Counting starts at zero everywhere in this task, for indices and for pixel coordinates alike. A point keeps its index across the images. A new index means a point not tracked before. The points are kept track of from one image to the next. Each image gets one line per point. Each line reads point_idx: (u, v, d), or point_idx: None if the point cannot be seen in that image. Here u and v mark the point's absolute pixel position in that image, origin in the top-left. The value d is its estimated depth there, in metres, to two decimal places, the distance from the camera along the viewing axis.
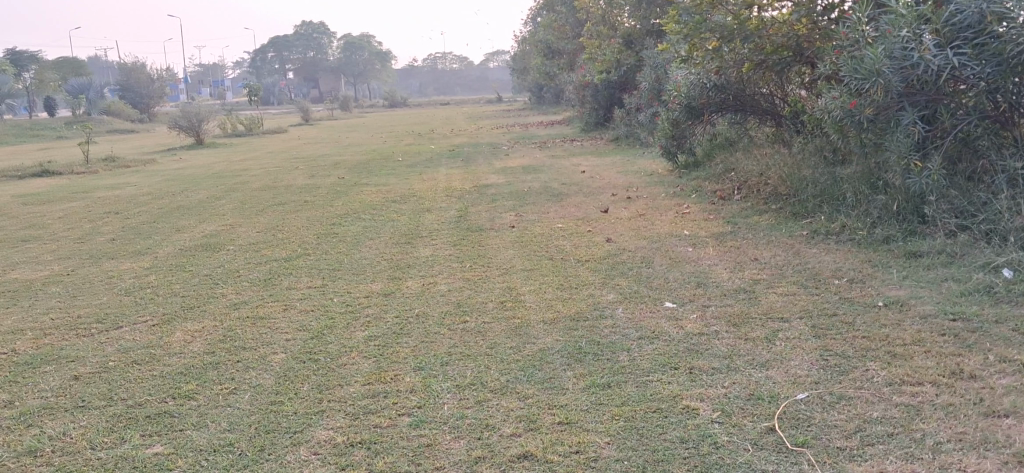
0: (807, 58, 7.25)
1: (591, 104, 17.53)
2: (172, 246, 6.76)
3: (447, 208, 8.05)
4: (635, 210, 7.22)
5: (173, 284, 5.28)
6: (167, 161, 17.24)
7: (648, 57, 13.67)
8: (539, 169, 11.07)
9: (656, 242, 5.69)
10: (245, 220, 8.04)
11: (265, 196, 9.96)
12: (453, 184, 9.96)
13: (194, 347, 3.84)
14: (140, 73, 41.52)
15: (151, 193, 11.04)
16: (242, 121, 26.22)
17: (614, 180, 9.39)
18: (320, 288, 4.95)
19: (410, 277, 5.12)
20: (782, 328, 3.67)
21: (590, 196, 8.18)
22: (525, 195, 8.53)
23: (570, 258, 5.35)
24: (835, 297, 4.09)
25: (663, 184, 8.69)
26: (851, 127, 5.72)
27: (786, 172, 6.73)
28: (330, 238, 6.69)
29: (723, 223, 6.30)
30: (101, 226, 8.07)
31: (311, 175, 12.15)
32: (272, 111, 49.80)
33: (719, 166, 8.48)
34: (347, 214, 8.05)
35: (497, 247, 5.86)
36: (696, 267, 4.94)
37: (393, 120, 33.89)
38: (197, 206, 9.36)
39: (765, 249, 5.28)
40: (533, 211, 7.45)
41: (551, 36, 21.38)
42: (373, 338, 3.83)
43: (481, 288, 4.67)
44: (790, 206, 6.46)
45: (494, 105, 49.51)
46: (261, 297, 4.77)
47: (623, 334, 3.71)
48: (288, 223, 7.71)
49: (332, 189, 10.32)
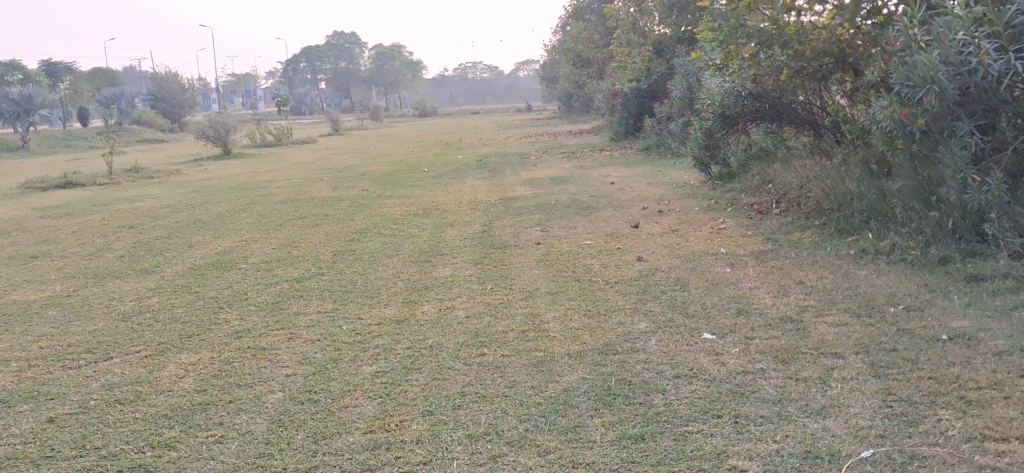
0: (851, 64, 6.80)
1: (621, 113, 17.10)
2: (181, 264, 6.47)
3: (470, 222, 7.70)
4: (667, 225, 6.82)
5: (174, 308, 4.97)
6: (192, 172, 17.09)
7: (680, 65, 13.24)
8: (567, 181, 10.69)
9: (692, 262, 5.30)
10: (261, 235, 7.75)
11: (285, 209, 9.68)
12: (478, 196, 9.61)
13: (185, 385, 3.53)
14: (170, 83, 41.69)
15: (171, 206, 10.80)
16: (270, 131, 26.10)
17: (645, 192, 8.99)
18: (329, 313, 4.60)
19: (426, 301, 4.75)
20: (836, 366, 3.27)
21: (620, 209, 7.80)
22: (552, 209, 8.16)
23: (598, 279, 4.98)
24: (893, 329, 3.67)
25: (696, 197, 8.28)
26: (901, 138, 5.27)
27: (829, 185, 6.29)
28: (346, 257, 6.36)
29: (763, 240, 5.89)
30: (113, 242, 7.82)
31: (334, 187, 11.87)
32: (302, 121, 49.83)
33: (755, 178, 8.06)
34: (365, 229, 7.72)
35: (520, 267, 5.49)
36: (735, 291, 4.53)
37: (422, 129, 33.66)
38: (215, 220, 9.09)
39: (809, 270, 4.87)
40: (560, 226, 7.08)
41: (580, 44, 21.01)
42: (380, 375, 3.48)
43: (502, 315, 4.30)
44: (835, 221, 6.04)
45: (524, 114, 49.13)
46: (266, 324, 4.44)
47: (657, 372, 3.33)
48: (305, 238, 7.40)
49: (354, 202, 10.01)
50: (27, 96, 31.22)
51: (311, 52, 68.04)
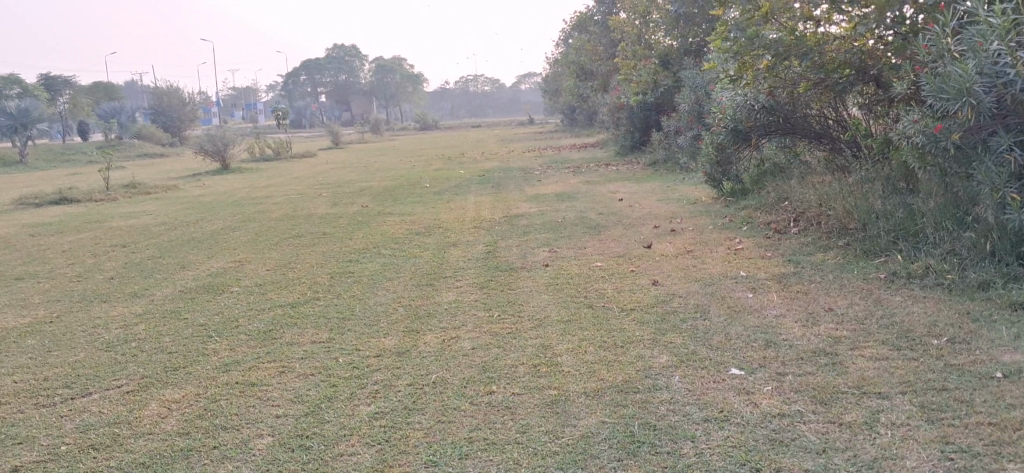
0: (872, 76, 6.53)
1: (626, 127, 16.82)
2: (172, 287, 6.16)
3: (474, 242, 7.40)
4: (681, 245, 6.52)
5: (161, 336, 4.67)
6: (189, 187, 16.81)
7: (687, 78, 12.97)
8: (573, 197, 10.40)
9: (711, 286, 5.00)
10: (257, 255, 7.45)
11: (282, 227, 9.37)
12: (482, 213, 9.32)
13: (166, 427, 3.22)
14: (171, 97, 41.49)
15: (166, 223, 10.52)
16: (270, 145, 25.86)
17: (655, 209, 8.70)
18: (325, 344, 4.30)
19: (428, 330, 4.45)
20: (882, 408, 2.97)
21: (631, 228, 7.50)
22: (559, 227, 7.86)
23: (613, 306, 4.67)
24: (940, 364, 3.37)
25: (709, 215, 7.99)
26: (932, 154, 4.99)
27: (852, 204, 6.01)
28: (345, 279, 6.06)
29: (784, 262, 5.60)
30: (102, 263, 7.51)
31: (333, 203, 11.58)
32: (303, 134, 49.65)
33: (771, 195, 7.76)
34: (365, 249, 7.42)
35: (528, 292, 5.19)
36: (761, 318, 4.24)
37: (423, 143, 33.42)
38: (210, 239, 8.79)
39: (838, 296, 4.57)
40: (568, 246, 6.78)
41: (584, 57, 20.77)
42: (379, 417, 3.18)
43: (510, 347, 4.00)
44: (859, 242, 5.74)
45: (526, 126, 48.93)
46: (256, 356, 4.13)
47: (685, 414, 3.03)
48: (302, 259, 7.10)
49: (354, 219, 9.72)
50: (27, 110, 31.02)
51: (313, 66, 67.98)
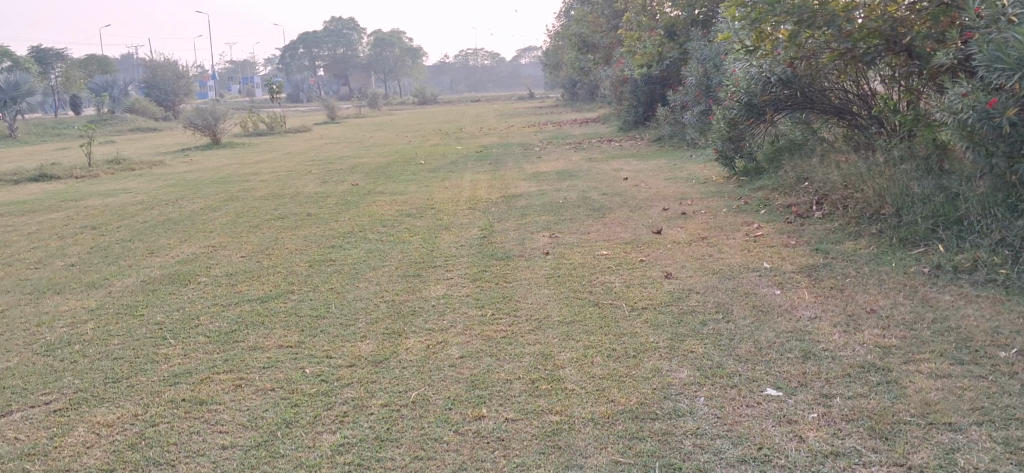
0: (905, 46, 5.93)
1: (630, 101, 16.20)
2: (136, 276, 5.61)
3: (469, 225, 6.83)
4: (694, 230, 5.96)
5: (108, 338, 4.11)
6: (177, 162, 16.24)
7: (695, 49, 12.35)
8: (575, 175, 9.82)
9: (732, 281, 4.44)
10: (234, 239, 6.90)
11: (266, 207, 8.81)
12: (478, 193, 8.75)
13: (87, 461, 2.69)
14: (165, 70, 40.74)
15: (145, 201, 9.96)
16: (264, 119, 25.23)
17: (662, 189, 8.14)
18: (292, 350, 3.75)
19: (412, 333, 3.90)
20: (958, 446, 2.43)
21: (638, 210, 6.93)
22: (560, 209, 7.30)
23: (623, 304, 4.12)
24: (1015, 385, 2.83)
25: (721, 196, 7.42)
26: (982, 132, 4.41)
27: (885, 186, 5.44)
28: (324, 268, 5.50)
29: (810, 252, 5.04)
30: (67, 247, 6.95)
31: (323, 181, 11.01)
32: (301, 108, 48.95)
33: (788, 174, 7.19)
34: (350, 232, 6.86)
35: (526, 285, 4.64)
36: (792, 321, 3.69)
37: (423, 117, 32.79)
38: (187, 220, 8.23)
39: (878, 294, 4.01)
40: (570, 231, 6.22)
41: (585, 29, 20.11)
42: (344, 450, 2.64)
43: (505, 356, 3.44)
44: (893, 229, 5.19)
45: (527, 101, 48.21)
46: (211, 365, 3.58)
47: (715, 451, 2.49)
48: (282, 244, 6.54)
49: (343, 199, 9.16)
50: (17, 83, 30.41)
51: (310, 39, 67.14)
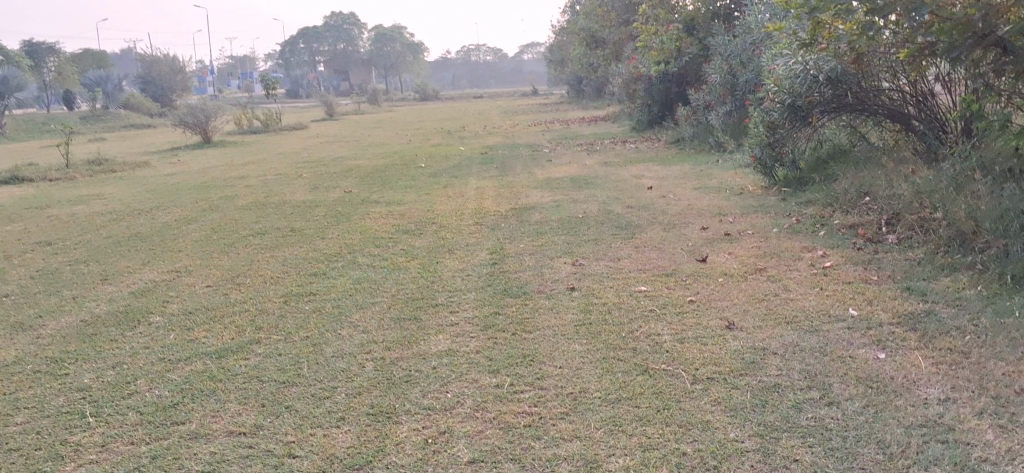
0: (999, 38, 4.97)
1: (644, 100, 15.24)
2: (75, 313, 4.66)
3: (475, 246, 5.87)
4: (745, 258, 5.01)
5: (9, 413, 3.15)
6: (162, 163, 15.31)
7: (719, 44, 11.37)
8: (592, 183, 8.86)
9: (817, 336, 3.49)
10: (202, 262, 5.95)
11: (246, 220, 7.85)
12: (486, 205, 7.79)
13: None
14: (161, 65, 39.81)
15: (116, 211, 9.00)
16: (259, 116, 24.25)
17: (694, 202, 7.19)
18: (245, 442, 2.80)
19: (407, 414, 2.95)
20: None
21: (673, 230, 5.98)
22: (580, 226, 6.34)
23: (679, 371, 3.18)
24: None
25: (766, 212, 6.47)
26: None
27: (984, 209, 4.49)
28: (302, 306, 4.54)
29: (900, 292, 4.09)
30: (10, 270, 5.99)
31: (314, 187, 10.06)
32: (299, 104, 47.99)
33: (845, 188, 6.24)
34: (337, 254, 5.90)
35: (552, 338, 3.69)
36: (920, 409, 2.74)
37: (426, 114, 31.80)
38: (157, 235, 7.28)
39: (1018, 362, 3.07)
40: (595, 258, 5.26)
41: (594, 23, 19.12)
42: None
43: (533, 463, 2.51)
44: (998, 262, 4.24)
45: (530, 97, 47.19)
46: (133, 467, 2.65)
47: None
48: (258, 268, 5.59)
49: (333, 209, 8.21)
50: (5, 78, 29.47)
51: (310, 34, 66.12)
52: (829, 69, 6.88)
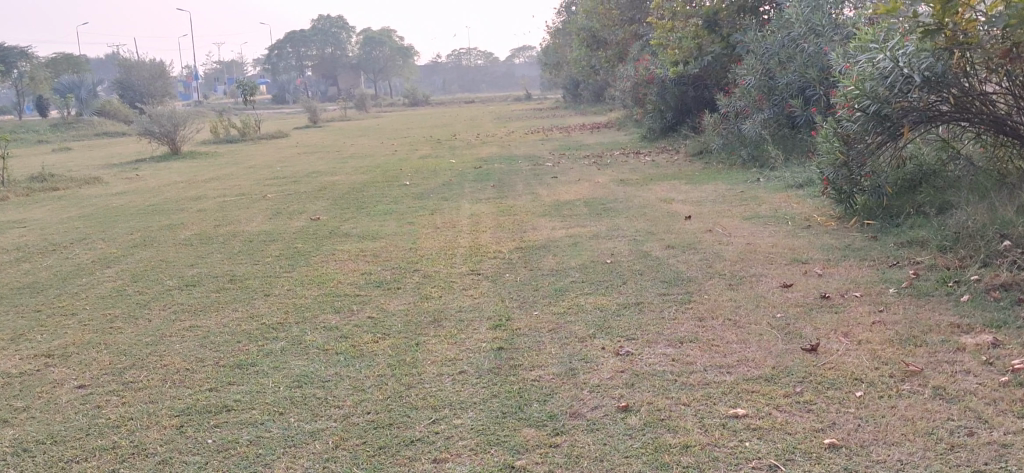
0: None
1: (656, 106, 13.60)
2: None
3: (466, 314, 4.21)
4: (874, 346, 3.35)
5: None
6: (119, 178, 13.64)
7: (750, 41, 9.72)
8: (614, 209, 7.21)
9: None
10: (91, 337, 4.28)
11: (179, 262, 6.18)
12: (482, 241, 6.15)
13: None
14: (141, 71, 38.08)
15: (28, 245, 7.33)
16: (234, 124, 22.51)
17: (755, 239, 5.54)
18: None
19: None
20: None
21: (745, 288, 4.32)
22: (611, 279, 4.68)
23: None
24: None
25: (863, 258, 4.81)
26: None
27: None
28: (202, 441, 2.87)
29: None
30: None
31: (276, 213, 8.41)
32: (284, 112, 46.18)
33: (971, 228, 4.58)
34: (278, 327, 4.22)
35: None
36: None
37: (416, 121, 30.11)
38: (59, 286, 5.60)
39: None
40: (643, 342, 3.60)
41: (596, 22, 17.43)
42: None
43: None
44: None
45: (522, 102, 45.46)
46: None
47: None
48: (163, 352, 3.92)
49: (291, 246, 6.55)
50: None
51: (296, 38, 64.24)
52: (927, 67, 5.21)
